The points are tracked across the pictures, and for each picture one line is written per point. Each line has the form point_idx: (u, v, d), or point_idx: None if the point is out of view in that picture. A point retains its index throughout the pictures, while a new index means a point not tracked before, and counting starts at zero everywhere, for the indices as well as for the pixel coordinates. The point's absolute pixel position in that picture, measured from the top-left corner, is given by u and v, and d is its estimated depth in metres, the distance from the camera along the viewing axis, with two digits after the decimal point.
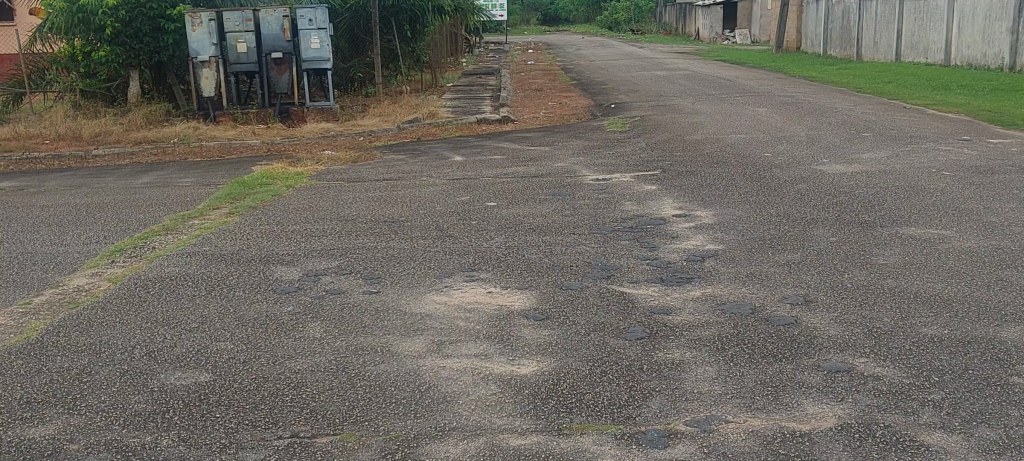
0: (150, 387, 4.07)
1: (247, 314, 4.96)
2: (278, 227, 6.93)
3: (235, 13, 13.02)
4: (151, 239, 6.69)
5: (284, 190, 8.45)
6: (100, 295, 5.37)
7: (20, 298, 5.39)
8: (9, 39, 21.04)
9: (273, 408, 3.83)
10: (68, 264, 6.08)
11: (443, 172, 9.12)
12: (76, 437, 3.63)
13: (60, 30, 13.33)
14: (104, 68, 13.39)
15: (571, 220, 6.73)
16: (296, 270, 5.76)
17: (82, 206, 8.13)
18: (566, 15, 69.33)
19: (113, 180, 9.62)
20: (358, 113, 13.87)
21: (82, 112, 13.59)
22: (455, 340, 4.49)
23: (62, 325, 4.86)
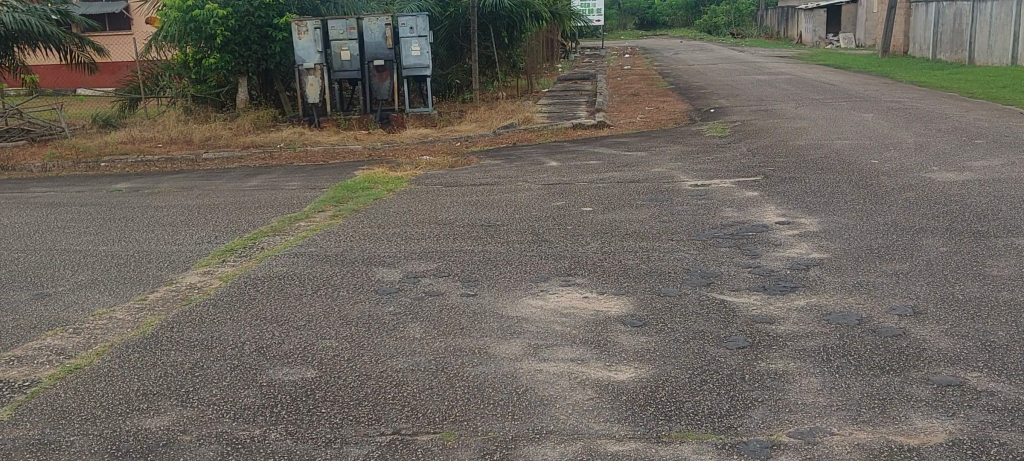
0: (260, 381, 4.22)
1: (350, 313, 5.09)
2: (380, 230, 7.09)
3: (340, 22, 13.33)
4: (260, 240, 6.93)
5: (385, 193, 8.63)
6: (212, 292, 5.60)
7: (138, 294, 5.66)
8: (127, 48, 22.11)
9: (376, 404, 3.93)
10: (182, 263, 6.35)
11: (540, 177, 9.16)
12: (190, 428, 3.79)
13: (174, 38, 13.88)
14: (215, 74, 13.90)
15: (669, 226, 6.69)
16: (396, 271, 5.88)
17: (196, 207, 8.48)
18: (664, 19, 68.71)
19: (223, 182, 9.99)
20: (456, 118, 14.03)
21: (194, 117, 14.13)
22: (553, 344, 4.51)
23: (177, 321, 5.08)
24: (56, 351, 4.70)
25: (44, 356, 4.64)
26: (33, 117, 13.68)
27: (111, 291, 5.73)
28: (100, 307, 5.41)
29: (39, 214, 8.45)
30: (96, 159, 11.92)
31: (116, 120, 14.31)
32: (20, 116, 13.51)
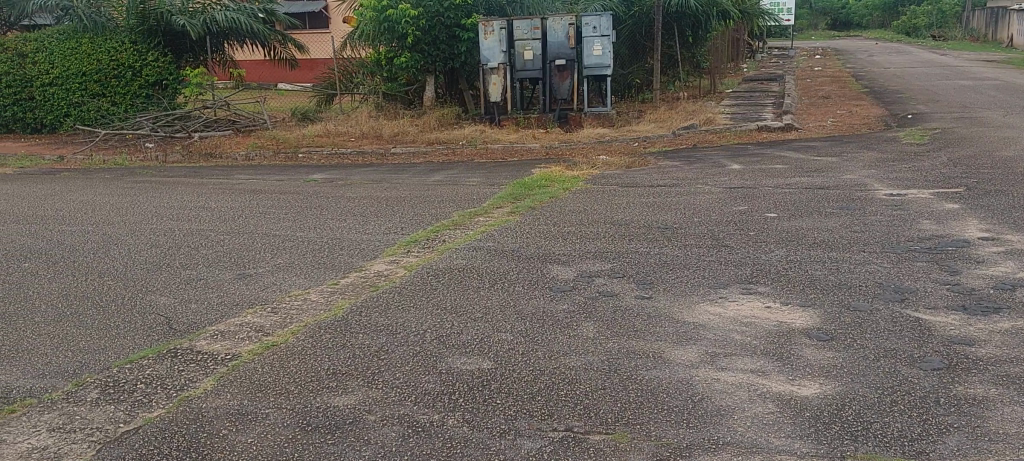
0: (439, 369, 4.35)
1: (526, 308, 5.16)
2: (557, 228, 7.14)
3: (525, 22, 13.54)
4: (442, 233, 7.14)
5: (563, 192, 8.68)
6: (397, 281, 5.82)
7: (330, 278, 5.96)
8: (325, 44, 23.32)
9: (550, 400, 3.96)
10: (370, 251, 6.65)
11: (722, 180, 8.96)
12: (374, 408, 3.96)
13: (368, 37, 14.52)
14: (404, 72, 14.45)
15: (859, 237, 6.38)
16: (572, 269, 5.91)
17: (383, 199, 8.84)
18: (859, 20, 65.53)
19: (408, 176, 10.36)
20: (635, 118, 13.93)
21: (383, 112, 14.72)
22: (732, 353, 4.40)
23: (364, 306, 5.32)
24: (256, 329, 5.02)
25: (245, 332, 4.97)
26: (238, 109, 14.66)
27: (305, 274, 6.07)
28: (296, 289, 5.75)
29: (244, 199, 9.06)
30: (294, 150, 12.66)
31: (312, 114, 15.12)
32: (227, 108, 14.51)
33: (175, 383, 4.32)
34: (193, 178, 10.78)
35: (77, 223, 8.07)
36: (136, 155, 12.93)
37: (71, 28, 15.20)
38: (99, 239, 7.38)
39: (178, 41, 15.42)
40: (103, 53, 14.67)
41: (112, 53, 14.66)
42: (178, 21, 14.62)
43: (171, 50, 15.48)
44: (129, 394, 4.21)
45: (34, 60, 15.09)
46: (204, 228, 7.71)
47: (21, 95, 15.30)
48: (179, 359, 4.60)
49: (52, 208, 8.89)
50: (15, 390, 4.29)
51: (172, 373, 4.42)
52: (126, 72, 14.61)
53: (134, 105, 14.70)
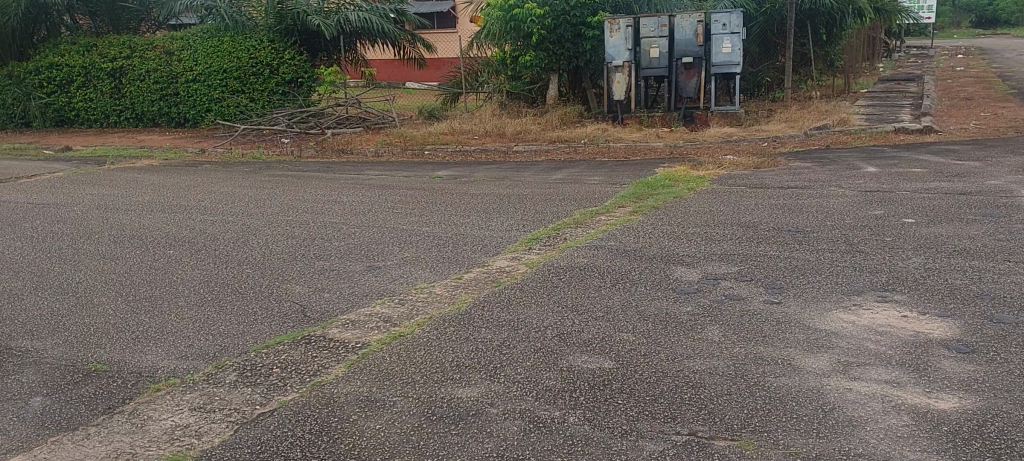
0: (561, 366, 4.37)
1: (649, 309, 5.12)
2: (681, 229, 7.04)
3: (652, 19, 13.41)
4: (564, 231, 7.15)
5: (687, 192, 8.56)
6: (519, 277, 5.87)
7: (454, 273, 6.06)
8: (451, 44, 23.78)
9: (673, 403, 3.92)
10: (493, 247, 6.72)
11: (856, 183, 8.65)
12: (497, 402, 4.01)
13: (494, 36, 14.67)
14: (529, 70, 14.53)
15: (1005, 246, 6.05)
16: (697, 271, 5.83)
17: (508, 196, 8.92)
18: (1007, 17, 62.06)
19: (531, 174, 10.42)
20: (764, 117, 13.59)
21: (507, 110, 14.83)
22: (864, 363, 4.25)
23: (487, 300, 5.39)
24: (384, 319, 5.16)
25: (374, 322, 5.11)
26: (368, 106, 15.05)
27: (430, 268, 6.20)
28: (421, 282, 5.88)
29: (372, 194, 9.32)
30: (420, 147, 12.94)
31: (438, 111, 15.38)
32: (357, 106, 14.93)
33: (307, 368, 4.48)
34: (324, 173, 11.15)
35: (217, 214, 8.47)
36: (272, 150, 13.46)
37: (213, 27, 15.95)
38: (236, 229, 7.72)
39: (313, 41, 15.97)
40: (243, 51, 15.32)
41: (251, 51, 15.30)
42: (313, 21, 15.13)
43: (307, 49, 16.04)
44: (264, 377, 4.39)
45: (179, 58, 15.92)
46: (335, 221, 7.96)
47: (167, 91, 16.15)
48: (312, 346, 4.78)
49: (195, 198, 9.36)
50: (161, 369, 4.54)
51: (304, 359, 4.60)
52: (263, 70, 15.24)
53: (270, 101, 15.32)
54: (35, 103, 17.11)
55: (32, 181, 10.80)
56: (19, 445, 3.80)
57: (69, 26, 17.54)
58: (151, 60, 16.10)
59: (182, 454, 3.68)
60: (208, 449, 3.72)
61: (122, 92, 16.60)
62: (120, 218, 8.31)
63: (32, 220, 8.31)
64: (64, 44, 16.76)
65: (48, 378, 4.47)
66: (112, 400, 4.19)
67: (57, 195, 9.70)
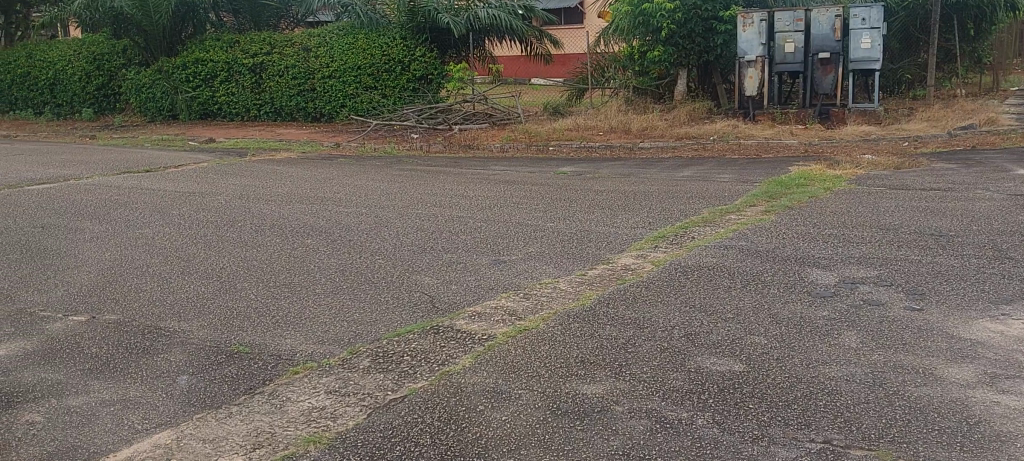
0: (689, 366, 4.29)
1: (782, 312, 4.98)
2: (815, 230, 6.82)
3: (787, 13, 13.07)
4: (692, 229, 7.03)
5: (822, 192, 8.28)
6: (644, 275, 5.81)
7: (578, 269, 6.05)
8: (579, 40, 23.93)
9: (807, 409, 3.80)
10: (619, 244, 6.67)
11: (1005, 186, 8.17)
12: (623, 400, 3.98)
13: (623, 31, 14.56)
14: (658, 66, 14.36)
15: None
16: (832, 274, 5.63)
17: (635, 193, 8.84)
18: None
19: (658, 171, 10.29)
20: (904, 115, 13.01)
21: (634, 105, 14.69)
22: (1015, 376, 4.01)
23: (613, 298, 5.35)
24: (509, 312, 5.20)
25: (500, 315, 5.16)
26: (495, 102, 15.19)
27: (556, 263, 6.21)
28: (547, 277, 5.89)
29: (499, 189, 9.39)
30: (544, 142, 12.98)
31: (563, 107, 15.38)
32: (484, 102, 15.08)
33: (437, 357, 4.57)
34: (452, 167, 11.31)
35: (350, 205, 8.71)
36: (403, 145, 13.77)
37: (349, 24, 16.41)
38: (369, 221, 7.93)
39: (443, 37, 16.22)
40: (376, 48, 15.74)
41: (385, 48, 15.70)
42: (444, 19, 15.37)
43: (437, 46, 16.30)
44: (396, 364, 4.50)
45: (316, 54, 16.47)
46: (463, 215, 8.07)
47: (303, 86, 16.74)
48: (441, 336, 4.86)
49: (329, 191, 9.66)
50: (298, 353, 4.71)
51: (432, 348, 4.68)
52: (395, 67, 15.61)
53: (401, 98, 15.69)
54: (182, 96, 18.02)
55: (180, 171, 11.38)
56: (169, 419, 4.01)
57: (215, 24, 18.41)
58: (290, 57, 16.73)
59: (317, 436, 3.81)
60: (342, 431, 3.84)
61: (261, 87, 17.30)
62: (260, 208, 8.65)
63: (179, 208, 8.75)
64: (210, 40, 17.60)
65: (196, 357, 4.70)
66: (252, 382, 4.37)
67: (203, 184, 10.19)
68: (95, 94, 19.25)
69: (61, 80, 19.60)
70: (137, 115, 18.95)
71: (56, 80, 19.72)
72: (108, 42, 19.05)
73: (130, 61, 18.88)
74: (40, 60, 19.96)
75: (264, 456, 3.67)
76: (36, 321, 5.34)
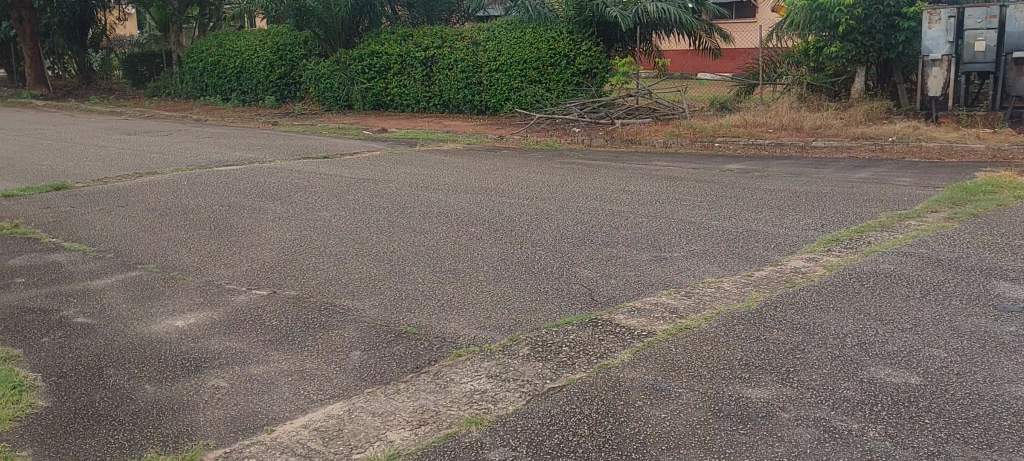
0: (860, 376, 4.13)
1: (964, 325, 4.70)
2: (1004, 240, 6.39)
3: (979, 10, 12.35)
4: (867, 234, 6.73)
5: (1012, 200, 7.75)
6: (816, 279, 5.61)
7: (745, 269, 5.92)
8: (750, 35, 23.48)
9: (989, 429, 3.58)
10: (789, 246, 6.48)
11: None
12: (788, 406, 3.87)
13: (798, 26, 14.09)
14: (834, 63, 13.80)
15: None
16: (1022, 288, 5.26)
17: (805, 194, 8.54)
18: None
19: (831, 172, 9.91)
20: None
21: (806, 103, 14.17)
22: None
23: (781, 301, 5.20)
24: (671, 310, 5.14)
25: (660, 312, 5.11)
26: (660, 97, 15.02)
27: (722, 263, 6.08)
28: (711, 276, 5.78)
29: (663, 185, 9.29)
30: (710, 139, 12.76)
31: (731, 103, 15.01)
32: (649, 97, 14.94)
33: (596, 350, 4.57)
34: (616, 162, 11.27)
35: (515, 196, 8.83)
36: (565, 138, 13.83)
37: (517, 18, 16.57)
38: (531, 212, 8.03)
39: (610, 31, 16.13)
40: (542, 42, 15.96)
41: (551, 42, 15.88)
42: (612, 12, 15.24)
43: (603, 40, 16.23)
44: (555, 354, 4.54)
45: (484, 48, 16.78)
46: (625, 210, 8.04)
47: (471, 79, 17.10)
48: (600, 329, 4.87)
49: (495, 181, 9.83)
50: (461, 337, 4.83)
51: (593, 341, 4.69)
52: (561, 61, 15.74)
53: (565, 91, 15.80)
54: (357, 86, 18.77)
55: (354, 158, 11.87)
56: (340, 392, 4.21)
57: (389, 17, 19.01)
58: (459, 50, 17.11)
59: (479, 419, 3.89)
60: (503, 415, 3.91)
61: (431, 79, 17.80)
62: (429, 196, 8.92)
63: (353, 193, 9.13)
64: (385, 33, 18.25)
65: (367, 334, 4.91)
66: (419, 361, 4.53)
67: (374, 172, 10.59)
68: (277, 83, 20.35)
69: (247, 69, 20.83)
70: (315, 104, 19.89)
71: (243, 69, 20.96)
72: (290, 33, 20.05)
73: (310, 53, 19.81)
74: (229, 50, 21.27)
75: (428, 433, 3.79)
76: (223, 293, 5.72)
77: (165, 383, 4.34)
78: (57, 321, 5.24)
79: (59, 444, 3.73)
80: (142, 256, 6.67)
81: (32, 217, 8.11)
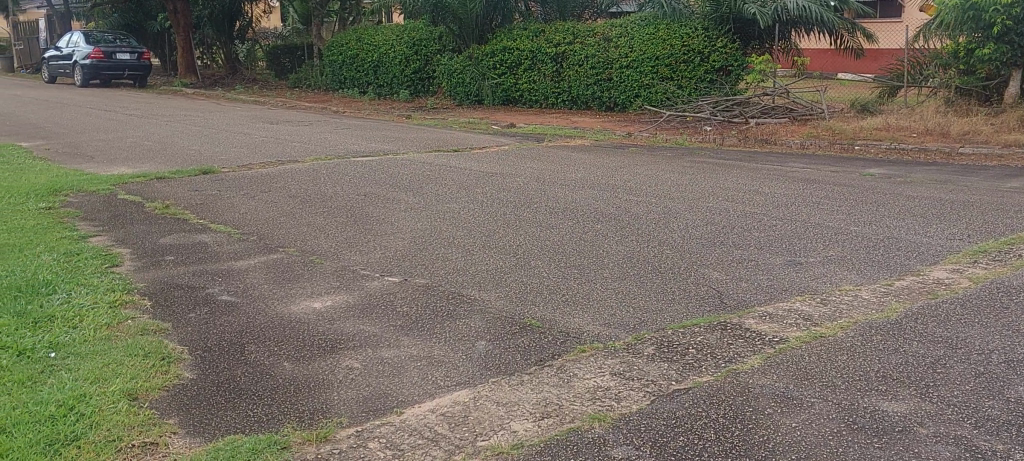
0: (1006, 395, 3.91)
1: None
2: None
3: None
4: (1018, 246, 6.36)
5: None
6: (961, 291, 5.34)
7: (883, 278, 5.69)
8: (896, 35, 22.51)
9: None
10: (931, 255, 6.20)
11: None
12: (927, 421, 3.71)
13: (948, 26, 13.43)
14: (987, 65, 13.09)
15: None
16: None
17: (951, 202, 8.14)
18: None
19: (978, 179, 9.42)
20: None
21: (954, 106, 13.48)
22: None
23: (922, 313, 4.98)
24: (804, 317, 5.00)
25: (793, 319, 4.97)
26: (796, 97, 14.60)
27: (859, 270, 5.88)
28: (847, 284, 5.59)
29: (798, 188, 9.04)
30: (848, 141, 12.32)
31: (872, 105, 14.44)
32: (786, 96, 14.54)
33: (724, 354, 4.49)
34: (749, 162, 11.03)
35: (644, 195, 8.76)
36: (696, 137, 13.62)
37: (652, 15, 16.41)
38: (659, 211, 7.95)
39: (747, 29, 15.77)
40: (676, 39, 15.75)
41: (685, 39, 15.66)
42: (750, 9, 14.89)
43: (739, 38, 15.89)
44: (682, 356, 4.49)
45: (616, 44, 16.68)
46: (757, 211, 7.86)
47: (601, 75, 17.04)
48: (729, 333, 4.78)
49: (622, 178, 9.78)
50: (586, 332, 4.83)
51: (721, 345, 4.61)
52: (694, 58, 15.55)
53: (699, 89, 15.62)
54: (488, 82, 18.98)
55: (484, 152, 12.04)
56: (467, 379, 4.28)
57: (522, 13, 19.20)
58: (591, 46, 17.05)
59: (601, 416, 3.88)
60: (626, 414, 3.89)
61: (561, 76, 17.82)
62: (558, 191, 8.95)
63: (482, 186, 9.25)
64: (518, 29, 18.39)
65: (493, 325, 4.97)
66: (543, 354, 4.55)
67: (503, 166, 10.69)
68: (412, 77, 20.82)
69: (384, 63, 21.37)
70: (446, 97, 20.23)
71: (379, 63, 21.53)
72: (426, 28, 20.48)
73: (444, 48, 20.18)
74: (367, 44, 21.89)
75: (551, 426, 3.81)
76: (358, 278, 5.91)
77: (302, 362, 4.51)
78: (204, 297, 5.54)
79: (204, 415, 3.93)
80: (283, 239, 6.96)
81: (182, 199, 8.56)
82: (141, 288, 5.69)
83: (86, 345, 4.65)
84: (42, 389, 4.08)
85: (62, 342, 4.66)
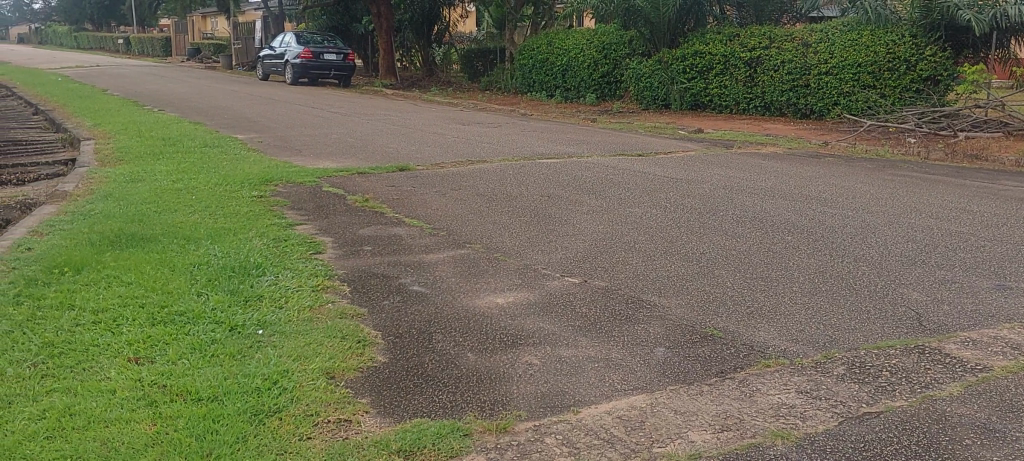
0: None
1: None
2: None
3: None
4: None
5: None
6: None
7: None
8: None
9: None
10: None
11: None
12: None
13: None
14: None
15: None
16: None
17: None
18: None
19: None
20: None
21: None
22: None
23: None
24: (1012, 345, 4.67)
25: (999, 347, 4.66)
26: (1012, 109, 13.55)
27: None
28: None
29: (1010, 207, 8.41)
30: None
31: None
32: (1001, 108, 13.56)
33: (920, 379, 4.27)
34: (955, 178, 10.35)
35: (837, 207, 8.42)
36: (897, 148, 12.95)
37: (855, 20, 15.79)
38: (854, 225, 7.62)
39: (960, 36, 14.91)
40: (882, 45, 15.08)
41: (891, 46, 14.96)
42: (964, 15, 13.96)
43: (951, 46, 15.03)
44: (873, 378, 4.31)
45: (815, 50, 16.11)
46: (962, 230, 7.39)
47: (797, 82, 16.50)
48: (925, 357, 4.53)
49: (814, 189, 9.42)
50: (771, 347, 4.72)
51: (917, 369, 4.38)
52: (900, 66, 14.84)
53: (903, 99, 14.90)
54: (676, 87, 18.75)
55: (668, 157, 11.91)
56: (644, 384, 4.29)
57: (717, 17, 18.91)
58: (787, 51, 16.55)
59: (783, 433, 3.79)
60: (811, 433, 3.79)
61: (754, 81, 17.37)
62: (745, 200, 8.74)
63: (667, 192, 9.18)
64: (710, 34, 18.06)
65: (674, 333, 4.93)
66: (724, 366, 4.49)
67: (689, 173, 10.53)
68: (599, 81, 20.89)
69: (572, 66, 21.54)
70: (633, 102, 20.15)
71: (567, 67, 21.73)
72: (616, 32, 20.48)
73: (633, 51, 20.08)
74: (557, 48, 22.15)
75: (731, 439, 3.76)
76: (541, 277, 6.03)
77: (485, 354, 4.66)
78: (397, 287, 5.83)
79: (392, 398, 4.14)
80: (472, 236, 7.19)
81: (380, 193, 9.00)
82: (341, 275, 6.05)
83: (289, 324, 5.00)
84: (250, 363, 4.42)
85: (269, 320, 5.04)
